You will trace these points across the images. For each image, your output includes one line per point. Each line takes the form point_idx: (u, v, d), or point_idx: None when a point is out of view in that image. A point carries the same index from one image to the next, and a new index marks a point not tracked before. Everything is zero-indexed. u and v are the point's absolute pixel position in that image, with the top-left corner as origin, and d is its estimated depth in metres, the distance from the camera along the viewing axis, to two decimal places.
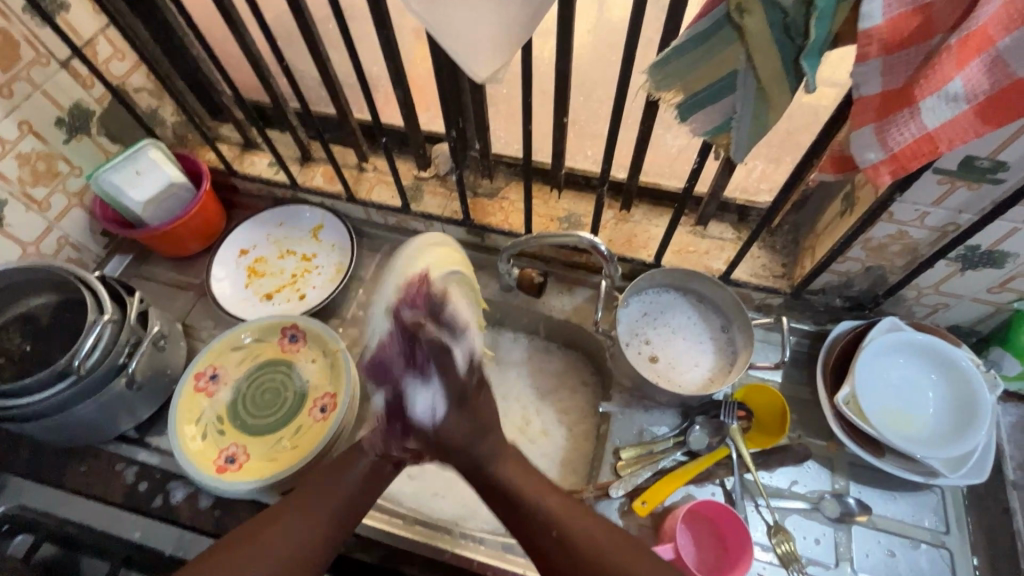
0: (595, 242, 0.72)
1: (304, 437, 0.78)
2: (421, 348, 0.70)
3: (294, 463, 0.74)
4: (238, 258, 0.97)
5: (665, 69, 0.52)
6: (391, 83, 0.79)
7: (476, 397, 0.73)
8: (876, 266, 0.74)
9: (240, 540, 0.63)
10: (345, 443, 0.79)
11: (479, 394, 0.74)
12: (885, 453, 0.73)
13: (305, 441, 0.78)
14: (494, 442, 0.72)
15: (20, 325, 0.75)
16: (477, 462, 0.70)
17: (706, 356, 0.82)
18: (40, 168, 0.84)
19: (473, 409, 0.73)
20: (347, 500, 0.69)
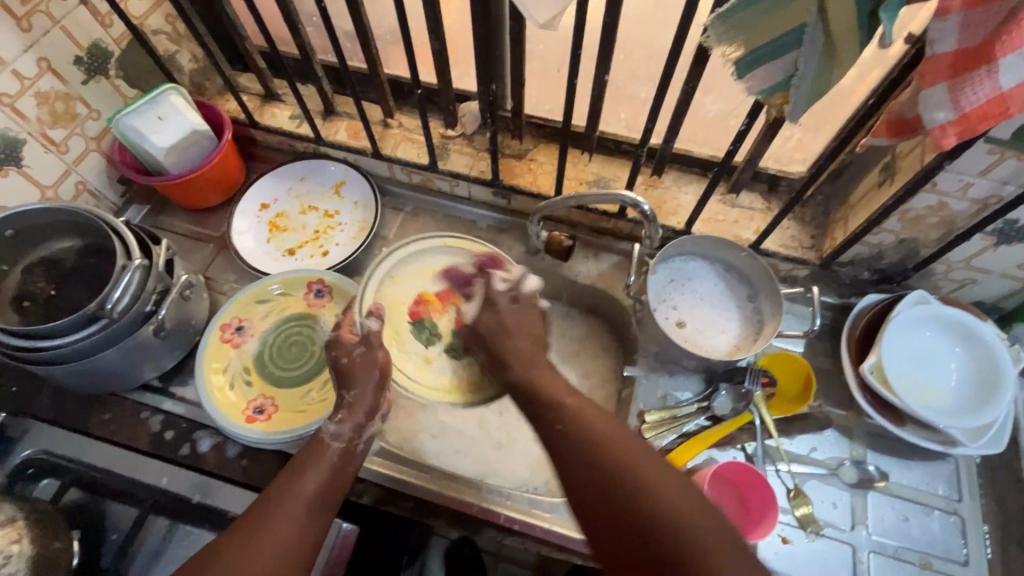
0: (638, 200, 0.72)
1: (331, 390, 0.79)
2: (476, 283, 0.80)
3: (322, 415, 0.75)
4: (259, 211, 0.95)
5: (730, 20, 0.50)
6: (428, 32, 0.76)
7: (484, 312, 0.73)
8: (909, 238, 0.74)
9: (229, 544, 0.54)
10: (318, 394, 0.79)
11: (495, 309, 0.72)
12: (905, 422, 0.75)
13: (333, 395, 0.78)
14: (515, 351, 0.68)
15: (44, 269, 0.74)
16: (507, 360, 0.68)
17: (732, 325, 0.83)
18: (58, 109, 0.81)
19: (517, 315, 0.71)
20: (319, 492, 0.60)
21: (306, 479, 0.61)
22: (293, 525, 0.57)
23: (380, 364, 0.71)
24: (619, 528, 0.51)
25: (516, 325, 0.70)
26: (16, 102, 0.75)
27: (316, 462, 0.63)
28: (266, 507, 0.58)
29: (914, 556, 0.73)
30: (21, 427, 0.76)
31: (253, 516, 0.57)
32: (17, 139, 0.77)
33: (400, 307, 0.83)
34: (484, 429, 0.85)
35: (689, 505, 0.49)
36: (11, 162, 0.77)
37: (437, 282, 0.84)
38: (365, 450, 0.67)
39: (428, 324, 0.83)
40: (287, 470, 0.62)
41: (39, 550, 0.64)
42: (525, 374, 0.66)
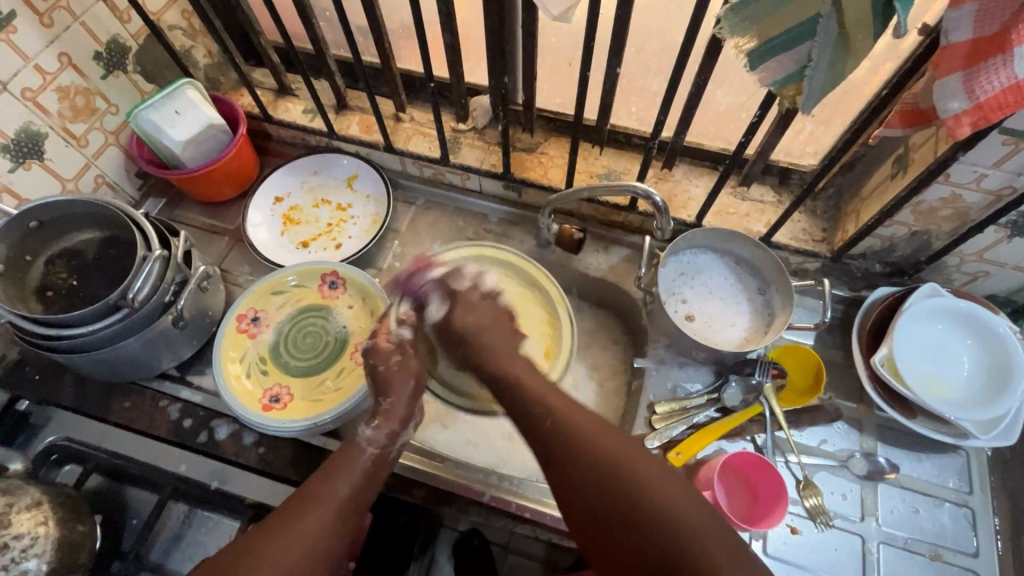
0: (650, 192, 0.73)
1: (345, 380, 0.80)
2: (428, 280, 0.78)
3: (337, 404, 0.77)
4: (274, 205, 0.97)
5: (743, 11, 0.51)
6: (441, 26, 0.77)
7: (457, 311, 0.74)
8: (921, 231, 0.74)
9: (268, 536, 0.56)
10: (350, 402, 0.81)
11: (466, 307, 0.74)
12: (916, 415, 0.75)
13: (347, 384, 0.80)
14: (492, 351, 0.69)
15: (66, 260, 0.75)
16: (485, 352, 0.70)
17: (742, 317, 0.83)
18: (79, 103, 0.82)
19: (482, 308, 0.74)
20: (351, 495, 0.62)
21: (341, 480, 0.62)
22: (326, 525, 0.59)
23: (416, 372, 0.73)
24: (603, 519, 0.53)
25: (485, 322, 0.73)
26: (38, 97, 0.77)
27: (350, 463, 0.64)
28: (301, 504, 0.59)
29: (924, 548, 0.73)
30: (45, 414, 0.80)
31: (288, 513, 0.58)
32: (40, 133, 0.78)
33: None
34: (495, 420, 0.86)
35: (678, 497, 0.51)
36: (34, 155, 0.78)
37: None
38: (396, 458, 0.68)
39: None
40: (323, 469, 0.64)
41: (64, 532, 0.65)
42: (498, 370, 0.67)
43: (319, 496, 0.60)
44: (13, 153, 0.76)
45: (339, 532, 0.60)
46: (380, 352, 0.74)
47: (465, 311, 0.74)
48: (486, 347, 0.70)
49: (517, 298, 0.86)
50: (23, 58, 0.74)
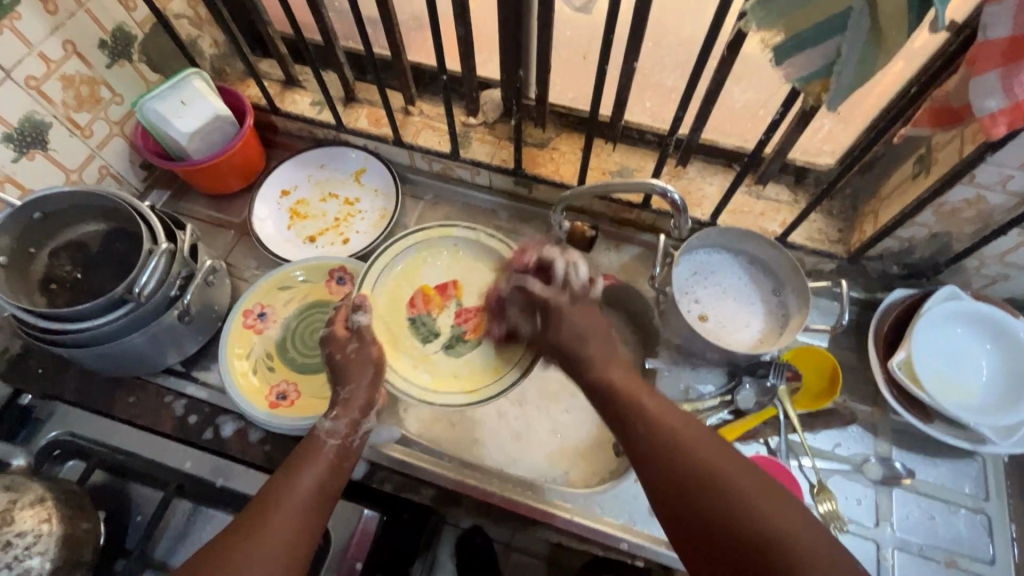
0: (667, 188, 0.71)
1: None
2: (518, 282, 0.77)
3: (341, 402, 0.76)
4: (280, 198, 0.95)
5: (772, 4, 0.49)
6: (455, 16, 0.75)
7: (560, 323, 0.69)
8: (942, 233, 0.73)
9: (234, 538, 0.54)
10: (313, 390, 0.79)
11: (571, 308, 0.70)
12: (933, 419, 0.74)
13: None
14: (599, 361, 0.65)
15: (69, 253, 0.74)
16: (584, 363, 0.66)
17: (756, 318, 0.82)
18: (83, 93, 0.81)
19: (587, 314, 0.70)
20: (316, 489, 0.60)
21: (303, 471, 0.61)
22: (290, 524, 0.56)
23: (375, 359, 0.73)
24: (706, 535, 0.49)
25: (589, 328, 0.68)
26: (42, 86, 0.75)
27: (310, 457, 0.63)
28: (262, 503, 0.57)
29: (939, 554, 0.72)
30: (47, 409, 0.79)
31: (252, 511, 0.57)
32: (44, 123, 0.77)
33: (398, 302, 0.86)
34: (502, 419, 0.85)
35: (775, 508, 0.49)
36: (37, 146, 0.77)
37: (432, 276, 0.88)
38: (361, 446, 0.68)
39: (425, 320, 0.86)
40: (284, 466, 0.62)
41: (67, 530, 0.64)
42: (591, 380, 0.64)
43: (281, 492, 0.59)
44: (17, 143, 0.75)
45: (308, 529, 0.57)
46: (340, 341, 0.74)
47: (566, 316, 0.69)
48: (585, 359, 0.66)
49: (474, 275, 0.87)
50: (26, 46, 0.72)
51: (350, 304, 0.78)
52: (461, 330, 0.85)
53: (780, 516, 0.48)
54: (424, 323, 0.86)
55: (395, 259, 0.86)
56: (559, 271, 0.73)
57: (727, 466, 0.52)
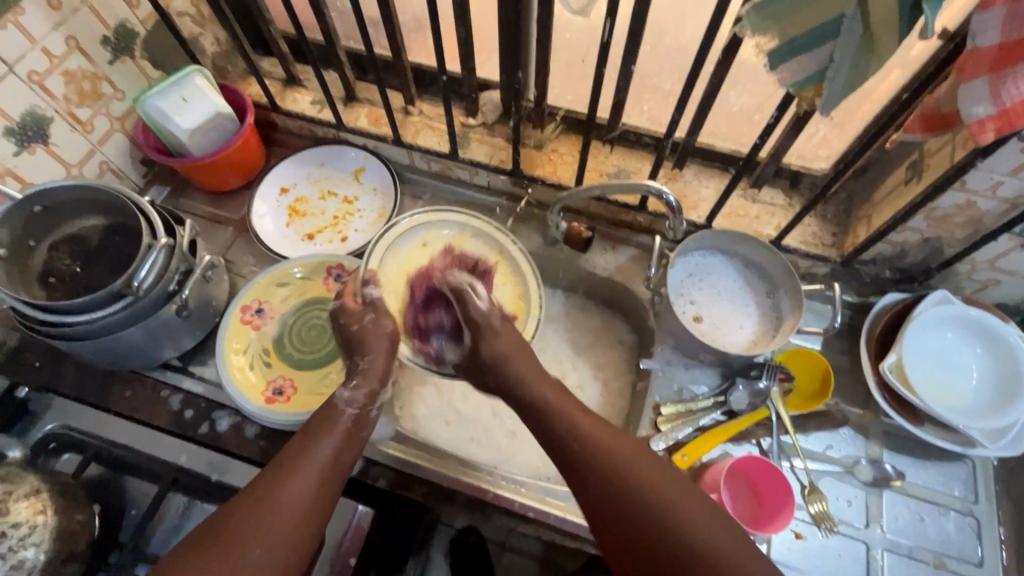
0: (662, 190, 0.71)
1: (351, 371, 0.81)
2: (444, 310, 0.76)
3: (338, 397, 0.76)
4: (279, 195, 0.96)
5: (768, 10, 0.50)
6: (455, 17, 0.76)
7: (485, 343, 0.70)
8: (934, 238, 0.74)
9: (249, 505, 0.56)
10: (314, 378, 0.80)
11: (496, 329, 0.70)
12: (923, 422, 0.75)
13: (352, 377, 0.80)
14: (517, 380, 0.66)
15: (68, 247, 0.74)
16: (513, 381, 0.67)
17: (750, 320, 0.83)
18: (85, 88, 0.81)
19: (505, 330, 0.71)
20: (330, 460, 0.61)
21: (319, 441, 0.62)
22: (303, 492, 0.58)
23: (389, 329, 0.72)
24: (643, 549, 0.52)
25: (514, 351, 0.68)
26: (44, 80, 0.76)
27: (327, 426, 0.64)
28: (278, 470, 0.58)
29: (928, 556, 0.72)
30: (45, 402, 0.79)
31: (266, 479, 0.58)
32: (45, 117, 0.77)
33: (405, 278, 0.81)
34: (498, 418, 0.87)
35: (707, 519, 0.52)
36: (39, 139, 0.77)
37: (438, 253, 0.83)
38: (376, 417, 0.69)
39: None
40: (301, 435, 0.63)
41: (62, 522, 0.64)
42: (524, 396, 0.65)
43: (295, 461, 0.60)
44: (18, 137, 0.75)
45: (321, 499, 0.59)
46: (350, 312, 0.74)
47: (499, 341, 0.69)
48: (514, 377, 0.67)
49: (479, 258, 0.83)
50: (30, 40, 0.72)
51: (359, 279, 0.78)
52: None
53: (711, 527, 0.51)
54: None
55: (400, 239, 0.81)
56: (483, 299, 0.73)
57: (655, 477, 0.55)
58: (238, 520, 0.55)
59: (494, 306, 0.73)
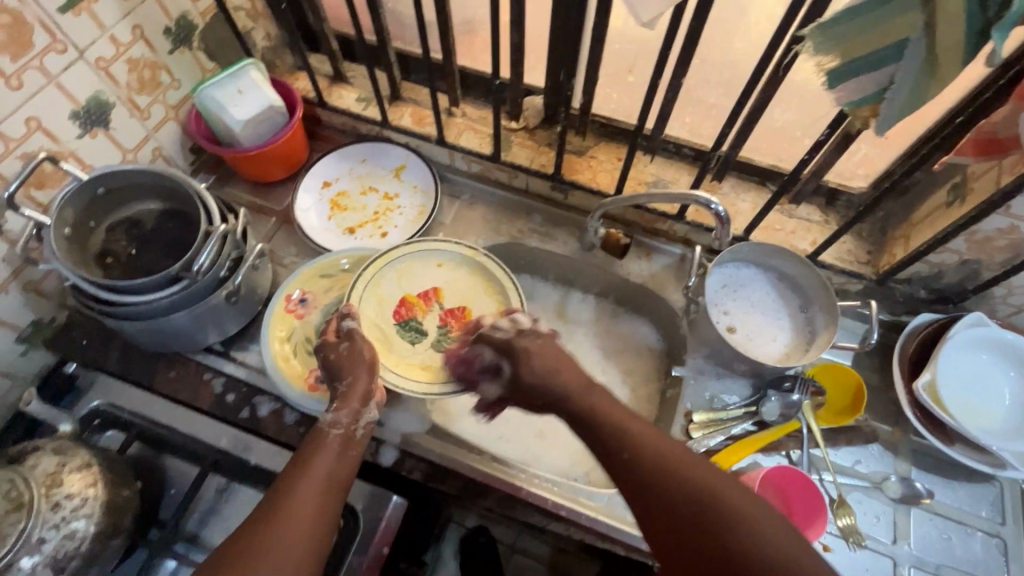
0: (712, 201, 0.72)
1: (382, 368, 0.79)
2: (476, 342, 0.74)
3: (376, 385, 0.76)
4: (322, 189, 0.98)
5: (831, 31, 0.52)
6: (510, 23, 0.78)
7: (525, 359, 0.67)
8: (973, 260, 0.75)
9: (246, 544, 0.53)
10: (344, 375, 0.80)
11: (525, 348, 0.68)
12: (954, 442, 0.76)
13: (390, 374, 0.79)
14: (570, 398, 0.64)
15: (124, 229, 0.76)
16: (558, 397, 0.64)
17: (783, 333, 0.84)
18: (145, 76, 0.83)
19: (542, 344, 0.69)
20: (326, 481, 0.59)
21: (311, 467, 0.60)
22: (303, 519, 0.55)
23: (365, 355, 0.71)
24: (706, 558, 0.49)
25: (552, 364, 0.66)
26: (110, 67, 0.78)
27: (321, 449, 0.62)
28: (275, 498, 0.56)
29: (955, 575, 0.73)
30: (89, 378, 0.81)
31: (260, 513, 0.55)
32: (108, 103, 0.79)
33: (386, 306, 0.84)
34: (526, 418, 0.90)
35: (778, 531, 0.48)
36: (101, 124, 0.79)
37: (417, 283, 0.85)
38: (365, 436, 0.66)
39: (413, 324, 0.83)
40: (296, 459, 0.61)
41: (111, 496, 0.66)
42: (580, 406, 0.63)
43: (295, 484, 0.58)
44: (82, 120, 0.77)
45: (323, 520, 0.56)
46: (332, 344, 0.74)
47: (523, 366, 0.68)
48: (560, 392, 0.64)
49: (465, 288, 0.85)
50: (100, 28, 0.75)
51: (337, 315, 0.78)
52: (447, 328, 0.83)
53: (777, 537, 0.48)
54: (415, 326, 0.83)
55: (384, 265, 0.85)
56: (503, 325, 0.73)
57: (724, 483, 0.52)
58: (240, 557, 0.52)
59: (519, 328, 0.71)
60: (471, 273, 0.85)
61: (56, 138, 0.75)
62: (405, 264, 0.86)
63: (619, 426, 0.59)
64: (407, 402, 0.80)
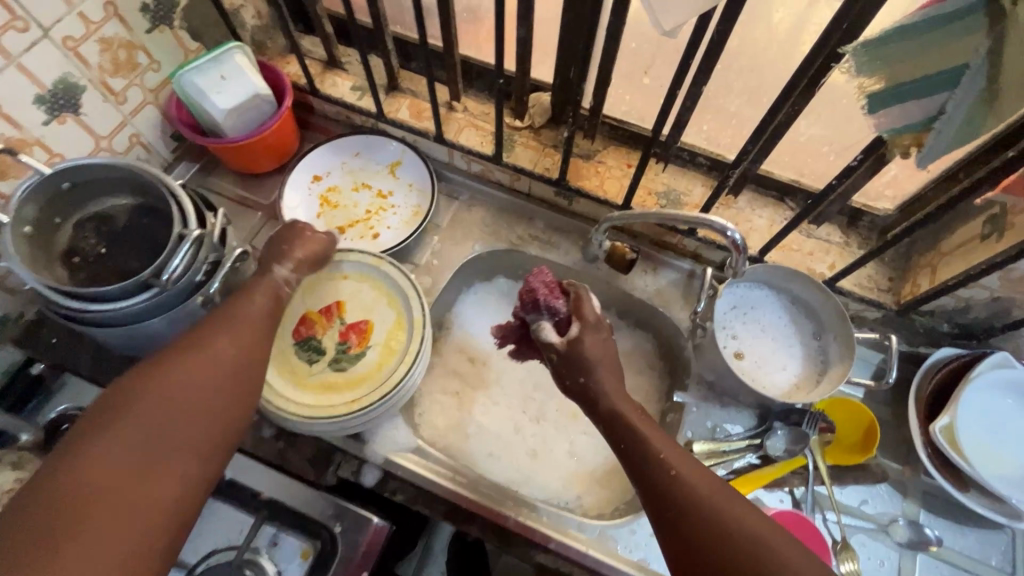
0: (727, 228, 0.66)
1: (302, 386, 0.73)
2: (555, 304, 0.69)
3: (289, 400, 0.71)
4: (311, 184, 0.92)
5: (877, 51, 0.46)
6: (518, 17, 0.71)
7: (584, 340, 0.65)
8: (1004, 298, 0.69)
9: (165, 368, 0.53)
10: (288, 399, 0.71)
11: (584, 337, 0.66)
12: (969, 488, 0.72)
13: (311, 391, 0.72)
14: (608, 385, 0.63)
15: (94, 226, 0.71)
16: (594, 390, 0.63)
17: (794, 361, 0.80)
18: (120, 57, 0.77)
19: (607, 342, 0.67)
20: (260, 319, 0.62)
21: (247, 307, 0.62)
22: (234, 352, 0.57)
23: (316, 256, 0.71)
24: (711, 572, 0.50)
25: (606, 358, 0.65)
26: (79, 47, 0.72)
27: (151, 402, 0.51)
28: (204, 334, 0.57)
29: None
30: (58, 380, 0.74)
31: (191, 340, 0.57)
32: (78, 86, 0.73)
33: (285, 324, 0.77)
34: (520, 435, 0.87)
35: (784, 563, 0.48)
36: (70, 109, 0.74)
37: (319, 299, 0.78)
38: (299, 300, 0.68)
39: (313, 342, 0.76)
40: (107, 407, 0.51)
41: None
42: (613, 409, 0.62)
43: (108, 446, 0.48)
44: (49, 105, 0.71)
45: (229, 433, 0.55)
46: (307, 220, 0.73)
47: (589, 342, 0.65)
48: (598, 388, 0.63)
49: (366, 303, 0.78)
50: (67, 4, 0.68)
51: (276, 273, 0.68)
52: (346, 345, 0.76)
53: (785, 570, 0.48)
54: (314, 347, 0.76)
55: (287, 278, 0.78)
56: (586, 305, 0.68)
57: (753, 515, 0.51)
58: (162, 371, 0.53)
59: (598, 323, 0.68)
60: (373, 285, 0.79)
61: (20, 124, 0.69)
62: (308, 279, 0.79)
63: (655, 453, 0.57)
64: (394, 420, 0.76)
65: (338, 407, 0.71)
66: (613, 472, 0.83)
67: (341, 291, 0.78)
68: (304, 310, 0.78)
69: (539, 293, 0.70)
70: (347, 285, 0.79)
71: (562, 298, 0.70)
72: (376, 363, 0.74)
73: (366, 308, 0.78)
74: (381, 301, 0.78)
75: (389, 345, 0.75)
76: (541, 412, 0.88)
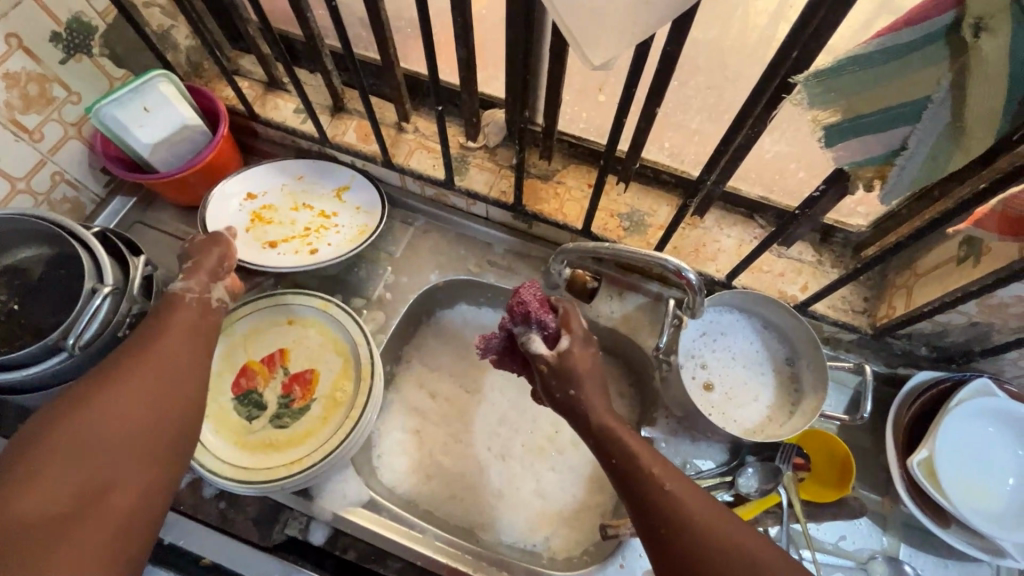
0: (681, 267, 0.63)
1: (243, 445, 0.69)
2: (545, 316, 0.62)
3: (228, 462, 0.67)
4: (243, 200, 0.84)
5: (832, 82, 0.40)
6: (456, 38, 0.66)
7: (576, 352, 0.59)
8: (983, 323, 0.65)
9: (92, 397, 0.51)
10: (227, 462, 0.67)
11: (575, 350, 0.60)
12: (949, 523, 0.68)
13: (253, 451, 0.69)
14: (596, 398, 0.58)
15: (7, 280, 0.66)
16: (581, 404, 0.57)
17: (766, 390, 0.75)
18: (31, 92, 0.71)
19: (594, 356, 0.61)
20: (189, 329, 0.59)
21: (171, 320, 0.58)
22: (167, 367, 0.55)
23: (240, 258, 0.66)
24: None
25: (595, 372, 0.59)
26: None
27: (78, 436, 0.48)
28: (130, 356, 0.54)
29: None
30: None
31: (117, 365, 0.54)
32: None
33: (224, 376, 0.73)
34: (483, 475, 0.81)
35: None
36: None
37: (261, 348, 0.74)
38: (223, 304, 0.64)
39: (255, 396, 0.72)
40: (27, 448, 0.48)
41: None
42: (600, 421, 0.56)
43: (35, 490, 0.45)
44: None
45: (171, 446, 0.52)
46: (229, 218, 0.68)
47: (579, 356, 0.59)
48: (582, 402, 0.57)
49: (312, 351, 0.74)
50: None
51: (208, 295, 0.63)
52: (290, 398, 0.72)
53: None
54: (256, 400, 0.72)
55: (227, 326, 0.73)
56: (576, 319, 0.63)
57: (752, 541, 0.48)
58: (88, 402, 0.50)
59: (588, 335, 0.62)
60: (319, 331, 0.75)
61: None
62: (250, 327, 0.74)
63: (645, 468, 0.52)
64: (344, 471, 0.73)
65: (281, 468, 0.67)
66: (581, 512, 0.79)
67: (285, 339, 0.74)
68: (245, 360, 0.74)
69: (528, 304, 0.63)
70: (291, 332, 0.75)
71: (550, 311, 0.64)
72: (322, 418, 0.70)
73: (312, 356, 0.74)
74: (327, 348, 0.74)
75: (336, 397, 0.71)
76: (507, 450, 0.83)
